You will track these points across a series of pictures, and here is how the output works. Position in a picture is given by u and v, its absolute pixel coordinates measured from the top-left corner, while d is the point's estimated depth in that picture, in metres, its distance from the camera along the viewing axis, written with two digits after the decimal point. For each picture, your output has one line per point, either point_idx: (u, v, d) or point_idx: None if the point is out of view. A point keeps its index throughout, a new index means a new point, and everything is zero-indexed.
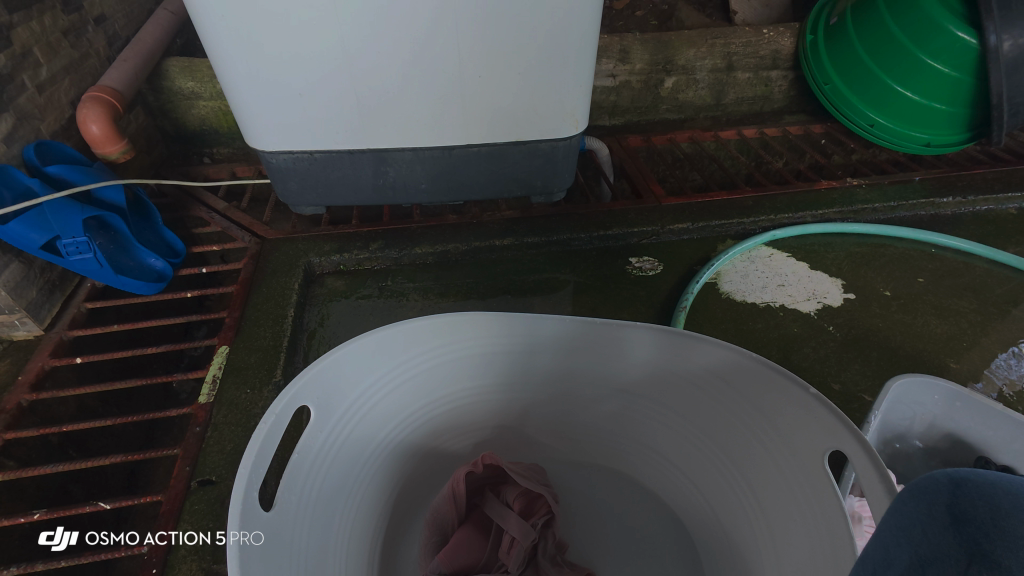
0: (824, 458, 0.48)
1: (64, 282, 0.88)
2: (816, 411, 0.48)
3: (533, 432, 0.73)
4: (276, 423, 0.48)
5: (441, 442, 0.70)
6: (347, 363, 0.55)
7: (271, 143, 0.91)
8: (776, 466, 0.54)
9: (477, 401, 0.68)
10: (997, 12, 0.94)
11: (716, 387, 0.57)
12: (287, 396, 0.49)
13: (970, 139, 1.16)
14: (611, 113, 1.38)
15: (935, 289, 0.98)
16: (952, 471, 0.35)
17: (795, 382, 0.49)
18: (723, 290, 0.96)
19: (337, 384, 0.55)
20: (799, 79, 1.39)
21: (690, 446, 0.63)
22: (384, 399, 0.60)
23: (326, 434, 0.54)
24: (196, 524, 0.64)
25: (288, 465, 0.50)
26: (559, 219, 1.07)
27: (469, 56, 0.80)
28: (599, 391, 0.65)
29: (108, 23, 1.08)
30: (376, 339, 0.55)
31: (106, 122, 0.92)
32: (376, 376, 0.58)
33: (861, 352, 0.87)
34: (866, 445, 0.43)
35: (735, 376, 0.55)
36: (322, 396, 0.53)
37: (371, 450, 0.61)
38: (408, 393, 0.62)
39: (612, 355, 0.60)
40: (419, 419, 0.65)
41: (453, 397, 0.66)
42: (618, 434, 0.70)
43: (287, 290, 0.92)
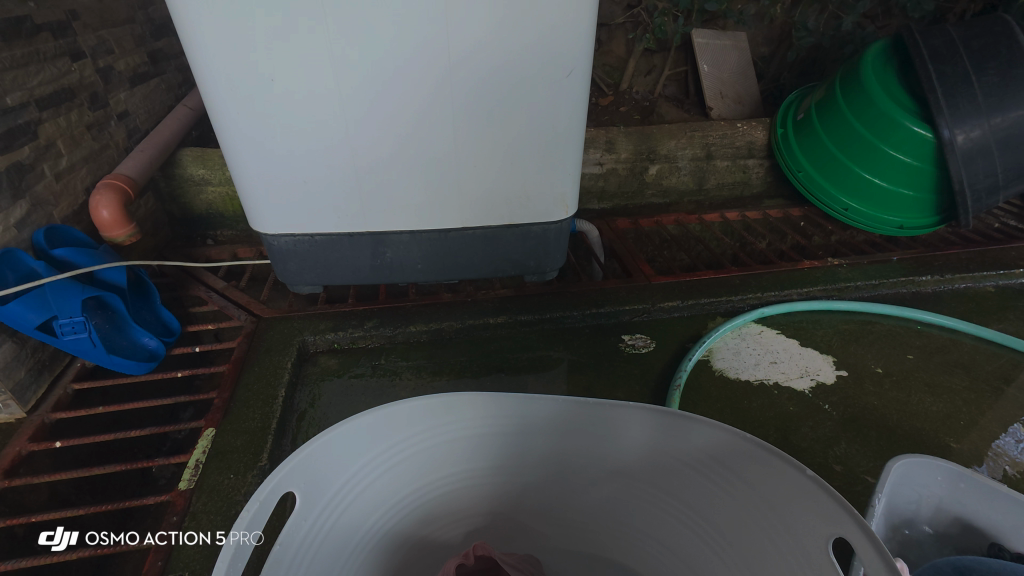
0: (828, 546, 0.46)
1: (53, 363, 0.87)
2: (814, 495, 0.47)
3: (528, 520, 0.69)
4: (261, 509, 0.46)
5: (430, 531, 0.66)
6: (338, 445, 0.54)
7: (275, 227, 0.95)
8: (780, 556, 0.52)
9: (469, 485, 0.65)
10: (946, 110, 1.03)
11: (713, 469, 0.56)
12: (274, 479, 0.48)
13: (939, 221, 1.22)
14: (600, 197, 1.46)
15: (925, 366, 0.99)
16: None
17: (790, 463, 0.49)
18: (717, 367, 0.96)
19: (326, 469, 0.53)
20: (774, 167, 1.49)
21: (690, 534, 0.60)
22: (374, 483, 0.58)
23: (311, 523, 0.51)
24: (197, 526, 0.69)
25: (269, 557, 0.47)
26: (552, 297, 1.09)
27: (465, 149, 0.87)
28: (595, 473, 0.63)
29: (129, 118, 1.17)
30: (369, 419, 0.54)
31: (116, 207, 0.96)
32: (367, 458, 0.57)
33: (859, 431, 0.86)
34: (869, 532, 0.42)
35: (730, 457, 0.54)
36: (310, 480, 0.51)
37: (357, 541, 0.58)
38: (399, 478, 0.60)
39: (606, 435, 0.59)
40: (408, 506, 0.63)
41: (444, 482, 0.64)
42: (615, 522, 0.67)
43: (279, 370, 0.91)
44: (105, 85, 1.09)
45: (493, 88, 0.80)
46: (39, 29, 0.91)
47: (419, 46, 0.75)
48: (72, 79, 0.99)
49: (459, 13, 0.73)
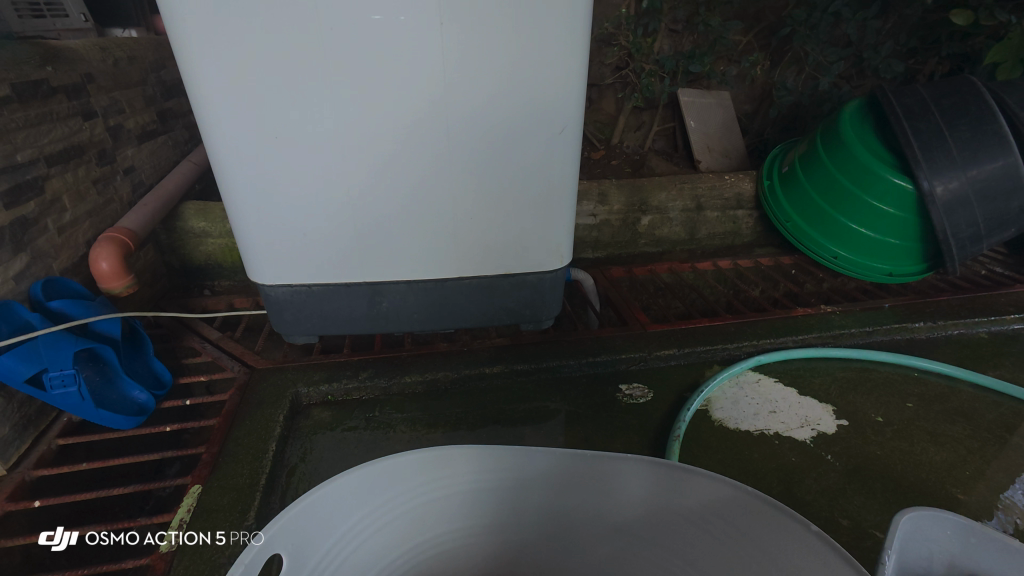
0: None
1: (39, 417, 0.85)
2: (822, 554, 0.46)
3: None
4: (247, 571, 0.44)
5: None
6: (329, 502, 0.52)
7: (272, 277, 0.96)
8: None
9: (463, 546, 0.63)
10: (924, 163, 1.08)
11: (715, 527, 0.54)
12: (264, 538, 0.46)
13: (927, 269, 1.25)
14: (594, 247, 1.48)
15: (926, 414, 0.98)
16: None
17: (793, 516, 0.48)
18: (716, 417, 0.95)
19: (314, 527, 0.51)
20: (762, 217, 1.53)
21: None
22: (364, 546, 0.56)
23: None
24: (197, 527, 0.73)
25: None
26: (549, 346, 1.09)
27: (461, 201, 0.89)
28: (594, 533, 0.61)
29: (135, 173, 1.20)
30: (362, 474, 0.53)
31: (116, 259, 0.97)
32: (359, 517, 0.55)
33: (865, 482, 0.84)
34: None
35: (731, 513, 0.53)
36: (299, 540, 0.49)
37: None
38: (391, 539, 0.58)
39: (604, 491, 0.58)
40: (399, 569, 0.60)
41: (436, 541, 0.61)
42: None
43: (271, 422, 0.90)
44: (114, 143, 1.13)
45: (489, 144, 0.84)
46: (55, 91, 0.95)
47: (418, 105, 0.79)
48: (82, 137, 1.02)
49: (456, 76, 0.77)
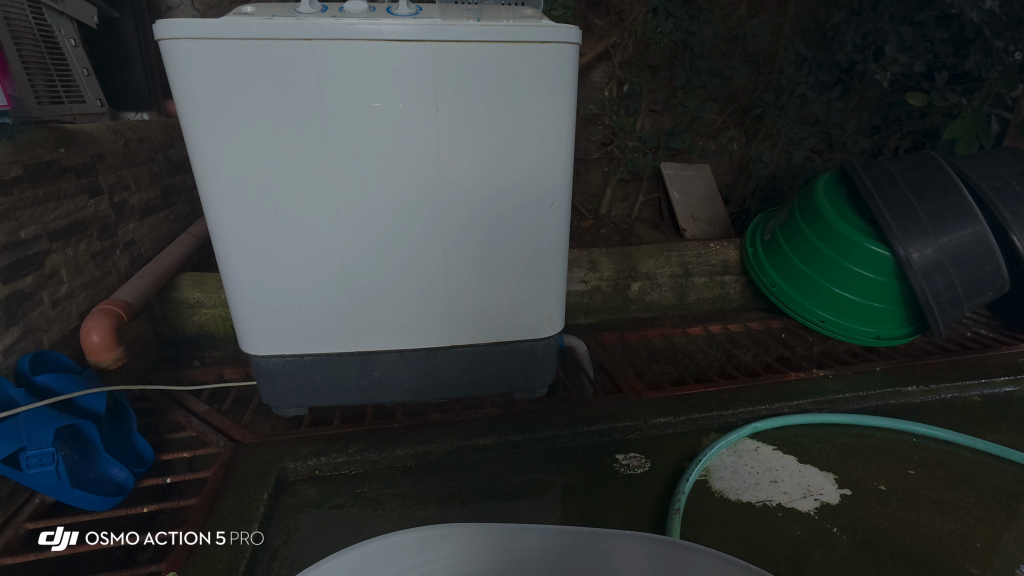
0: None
1: (9, 499, 0.82)
2: None
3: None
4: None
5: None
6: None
7: (264, 348, 0.96)
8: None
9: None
10: (898, 231, 1.13)
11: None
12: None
13: (914, 331, 1.27)
14: (586, 312, 1.50)
15: (929, 482, 0.96)
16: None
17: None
18: (715, 487, 0.92)
19: None
20: (749, 282, 1.56)
21: None
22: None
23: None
24: (196, 527, 0.81)
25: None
26: (543, 415, 1.07)
27: (454, 270, 0.92)
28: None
29: (134, 247, 1.22)
30: (349, 558, 0.50)
31: (107, 331, 0.97)
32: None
33: (874, 556, 0.80)
34: None
35: None
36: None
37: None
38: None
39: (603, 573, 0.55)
40: None
41: None
42: None
43: (255, 501, 0.86)
44: (117, 218, 1.16)
45: (481, 216, 0.87)
46: (65, 171, 0.99)
47: (413, 182, 0.83)
48: (87, 213, 1.06)
49: (449, 155, 0.82)
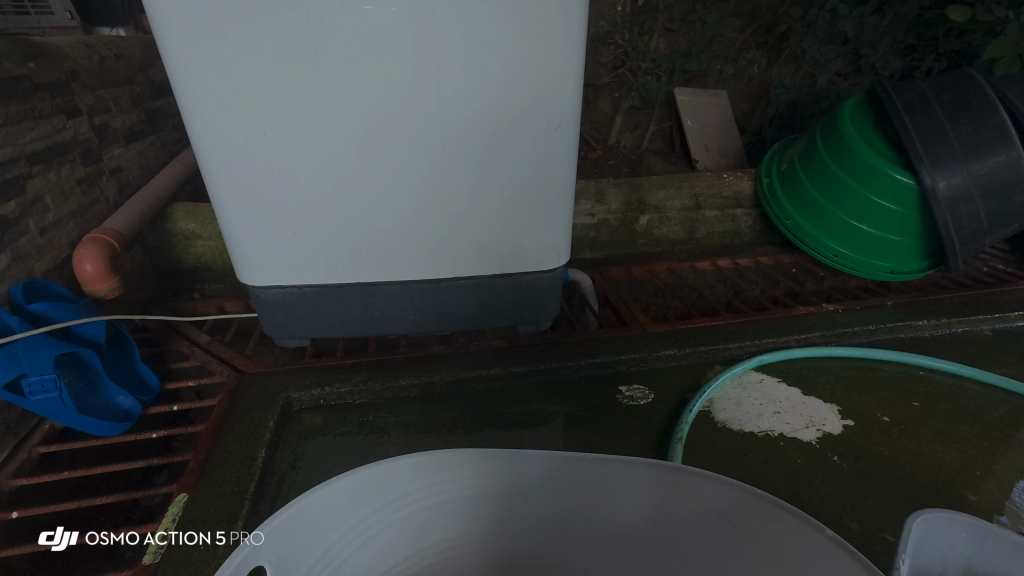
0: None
1: (20, 425, 0.83)
2: (836, 556, 0.43)
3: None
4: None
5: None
6: (317, 509, 0.49)
7: (263, 279, 0.93)
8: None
9: (451, 552, 0.59)
10: (926, 159, 1.06)
11: (717, 526, 0.52)
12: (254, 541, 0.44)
13: (930, 266, 1.23)
14: (592, 247, 1.46)
15: (933, 413, 0.96)
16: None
17: (809, 521, 0.45)
18: (718, 418, 0.92)
19: (301, 538, 0.48)
20: (761, 215, 1.51)
21: None
22: (353, 559, 0.52)
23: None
24: (206, 449, 0.83)
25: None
26: (548, 347, 1.07)
27: (456, 198, 0.87)
28: (599, 541, 0.58)
29: (122, 174, 1.17)
30: (351, 479, 0.50)
31: (101, 261, 0.95)
32: (344, 524, 0.51)
33: (872, 483, 0.81)
34: None
35: (740, 517, 0.50)
36: (283, 547, 0.47)
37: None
38: (384, 544, 0.55)
39: (607, 497, 0.55)
40: None
41: (424, 554, 0.58)
42: None
43: (261, 428, 0.87)
44: (100, 142, 1.10)
45: (484, 139, 0.82)
46: (37, 88, 0.92)
47: (412, 100, 0.77)
48: (66, 135, 1.00)
49: (450, 70, 0.75)
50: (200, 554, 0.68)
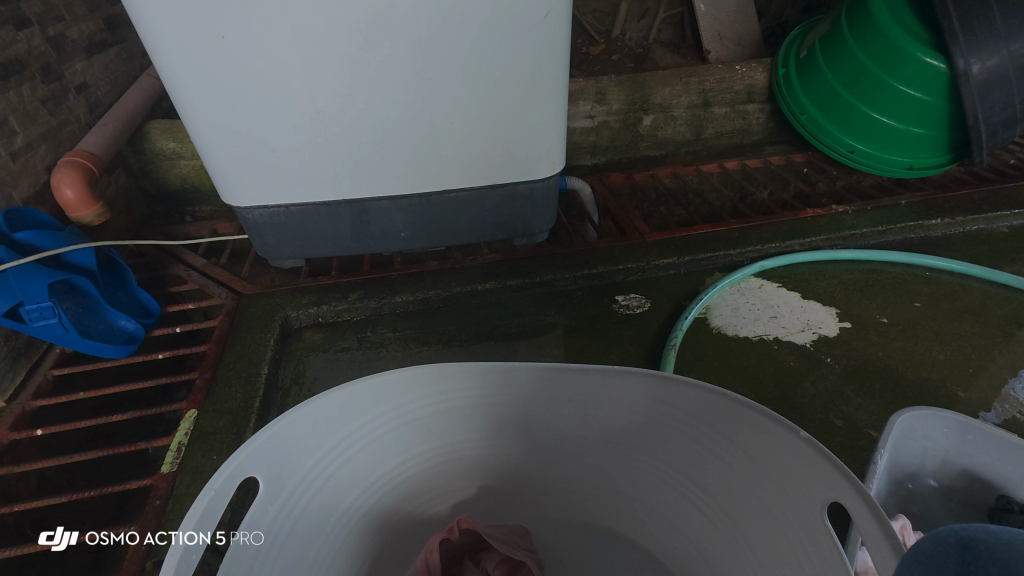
0: (824, 512, 0.45)
1: (30, 349, 0.85)
2: (810, 458, 0.45)
3: (520, 480, 0.66)
4: (215, 499, 0.44)
5: (415, 507, 0.64)
6: (300, 426, 0.50)
7: (246, 199, 0.91)
8: (774, 521, 0.50)
9: (440, 457, 0.62)
10: (962, 37, 0.95)
11: (697, 429, 0.53)
12: (231, 466, 0.45)
13: (951, 161, 1.16)
14: (592, 152, 1.39)
15: (933, 313, 0.95)
16: (959, 531, 0.33)
17: (785, 425, 0.45)
18: (714, 325, 0.92)
19: (291, 449, 0.50)
20: (775, 111, 1.41)
21: (677, 494, 0.59)
22: (343, 466, 0.55)
23: (277, 510, 0.49)
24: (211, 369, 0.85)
25: (227, 554, 0.44)
26: (543, 259, 1.05)
27: (438, 104, 0.81)
28: (585, 444, 0.61)
29: (90, 91, 1.11)
30: (334, 397, 0.51)
31: (80, 186, 0.92)
32: (332, 437, 0.53)
33: (863, 383, 0.82)
34: (865, 495, 0.40)
35: (721, 421, 0.51)
36: (270, 463, 0.49)
37: (332, 522, 0.56)
38: (374, 452, 0.57)
39: (594, 402, 0.56)
40: (391, 482, 0.61)
41: (419, 456, 0.61)
42: (605, 489, 0.64)
43: (262, 346, 0.89)
44: (58, 56, 1.03)
45: (465, 36, 0.74)
46: None
47: None
48: (19, 49, 0.93)
49: None
50: (212, 463, 0.72)
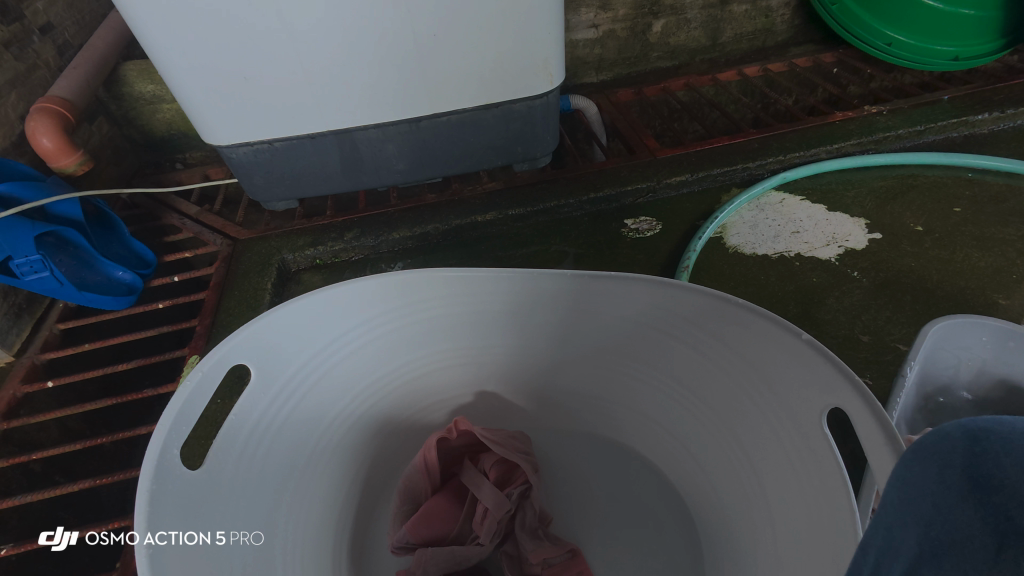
0: (823, 418, 0.44)
1: (32, 305, 0.85)
2: (812, 362, 0.44)
3: (522, 391, 0.66)
4: (203, 380, 0.48)
5: (413, 414, 0.66)
6: (286, 325, 0.52)
7: (227, 137, 0.84)
8: (770, 429, 0.49)
9: (434, 368, 0.63)
10: None
11: (686, 332, 0.53)
12: (217, 354, 0.49)
13: (1003, 48, 1.03)
14: (598, 67, 1.27)
15: (975, 218, 0.87)
16: (968, 424, 0.31)
17: (787, 329, 0.45)
18: (730, 244, 0.86)
19: (280, 347, 0.53)
20: (802, 5, 1.26)
21: (671, 402, 0.58)
22: (334, 372, 0.57)
23: (268, 402, 0.53)
24: (210, 315, 0.84)
25: (220, 429, 0.49)
26: (546, 185, 0.98)
27: (421, 13, 0.72)
28: (581, 353, 0.60)
29: (56, 33, 1.04)
30: (326, 297, 0.53)
31: (56, 134, 0.88)
32: (323, 340, 0.55)
33: (893, 297, 0.77)
34: (871, 402, 0.39)
35: (721, 327, 0.50)
36: (262, 355, 0.52)
37: (325, 425, 0.58)
38: (366, 360, 0.59)
39: (587, 307, 0.55)
40: (385, 389, 0.62)
41: (418, 363, 0.62)
42: (596, 396, 0.64)
43: (260, 290, 0.87)
44: None
45: None
46: None
47: None
48: None
49: None
50: None
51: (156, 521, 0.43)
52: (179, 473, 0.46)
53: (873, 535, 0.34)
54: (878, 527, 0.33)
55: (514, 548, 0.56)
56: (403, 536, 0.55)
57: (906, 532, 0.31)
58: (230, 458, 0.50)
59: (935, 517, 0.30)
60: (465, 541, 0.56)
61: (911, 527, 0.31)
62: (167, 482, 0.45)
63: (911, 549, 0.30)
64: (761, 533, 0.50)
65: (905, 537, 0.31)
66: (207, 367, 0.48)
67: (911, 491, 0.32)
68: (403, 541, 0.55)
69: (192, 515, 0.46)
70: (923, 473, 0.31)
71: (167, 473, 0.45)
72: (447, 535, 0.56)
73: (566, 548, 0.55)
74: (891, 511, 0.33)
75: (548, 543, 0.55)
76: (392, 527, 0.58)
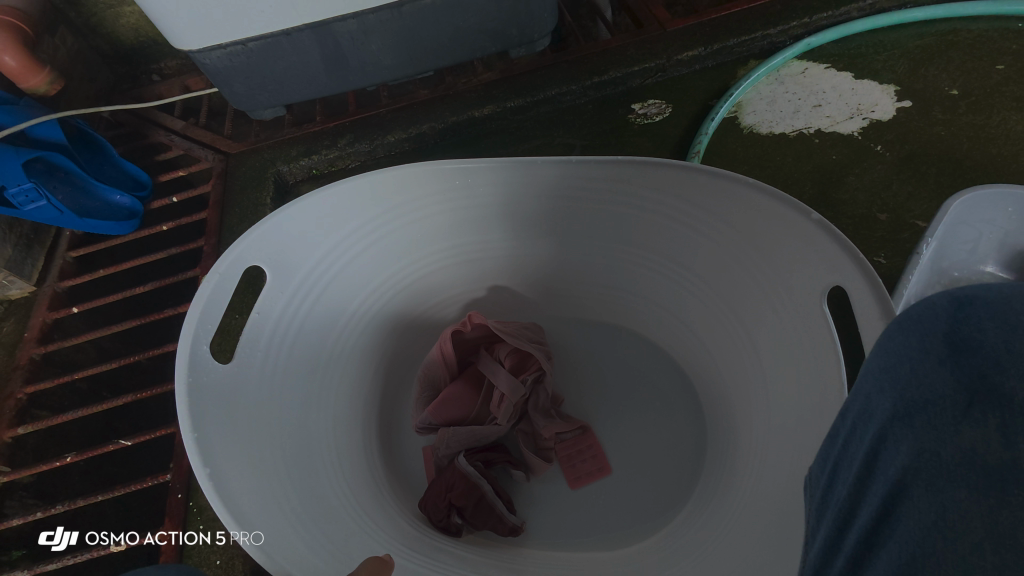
0: (823, 296, 0.45)
1: (39, 235, 0.85)
2: (815, 238, 0.45)
3: (540, 282, 0.64)
4: (221, 282, 0.49)
5: (431, 309, 0.64)
6: (296, 225, 0.51)
7: (196, 42, 0.77)
8: (771, 312, 0.50)
9: (449, 267, 0.61)
10: None
11: (685, 213, 0.52)
12: (232, 254, 0.49)
13: None
14: None
15: (1018, 76, 0.79)
16: (955, 293, 0.29)
17: (796, 208, 0.45)
18: (745, 123, 0.80)
19: (292, 246, 0.52)
20: None
21: (680, 291, 0.58)
22: (347, 269, 0.55)
23: (288, 298, 0.52)
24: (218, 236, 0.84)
25: (244, 328, 0.49)
26: (546, 70, 0.90)
27: None
28: (597, 243, 0.58)
29: None
30: (333, 193, 0.51)
31: (18, 50, 0.83)
32: (334, 239, 0.53)
33: (917, 170, 0.73)
34: (871, 277, 0.41)
35: (728, 209, 0.49)
36: (273, 255, 0.51)
37: (345, 322, 0.56)
38: (379, 260, 0.57)
39: (583, 197, 0.54)
40: (400, 289, 0.60)
41: (429, 261, 0.60)
42: (611, 285, 0.62)
43: (260, 205, 0.87)
44: None
45: None
46: None
47: None
48: None
49: None
50: None
51: (199, 412, 0.45)
52: (212, 368, 0.48)
53: (853, 399, 0.33)
54: (858, 392, 0.33)
55: (529, 427, 0.58)
56: (426, 419, 0.57)
57: (882, 395, 0.30)
58: (256, 356, 0.50)
59: (909, 377, 0.29)
60: (484, 422, 0.57)
61: (888, 390, 0.30)
62: (202, 378, 0.47)
63: (884, 408, 0.30)
64: (757, 413, 0.51)
65: (880, 399, 0.30)
66: (224, 268, 0.49)
67: (890, 356, 0.31)
68: (427, 422, 0.57)
69: (231, 408, 0.48)
70: (905, 341, 0.30)
71: (200, 368, 0.47)
72: (466, 417, 0.57)
73: (576, 424, 0.58)
74: (871, 377, 0.32)
75: (559, 420, 0.58)
76: (415, 412, 0.59)
